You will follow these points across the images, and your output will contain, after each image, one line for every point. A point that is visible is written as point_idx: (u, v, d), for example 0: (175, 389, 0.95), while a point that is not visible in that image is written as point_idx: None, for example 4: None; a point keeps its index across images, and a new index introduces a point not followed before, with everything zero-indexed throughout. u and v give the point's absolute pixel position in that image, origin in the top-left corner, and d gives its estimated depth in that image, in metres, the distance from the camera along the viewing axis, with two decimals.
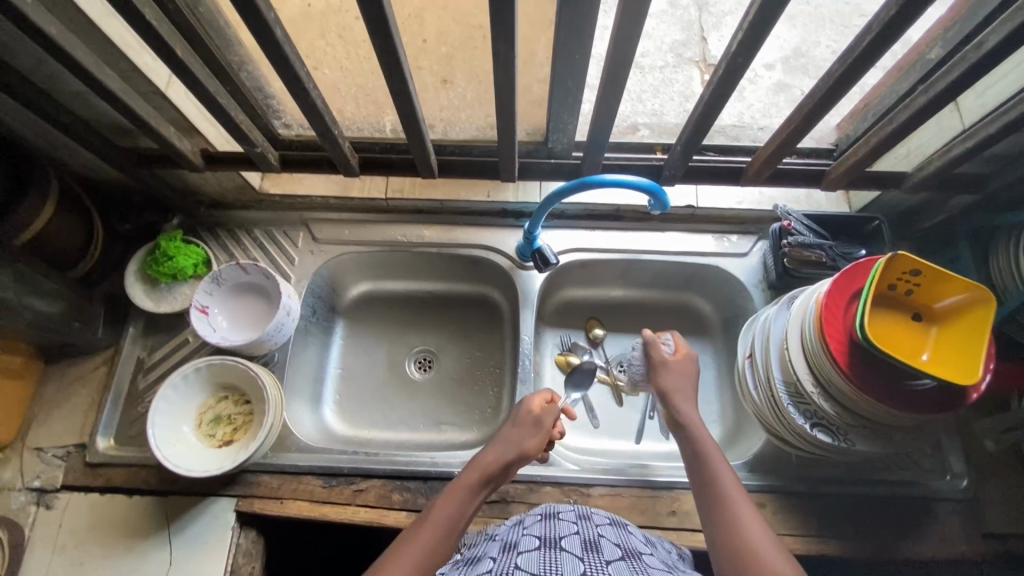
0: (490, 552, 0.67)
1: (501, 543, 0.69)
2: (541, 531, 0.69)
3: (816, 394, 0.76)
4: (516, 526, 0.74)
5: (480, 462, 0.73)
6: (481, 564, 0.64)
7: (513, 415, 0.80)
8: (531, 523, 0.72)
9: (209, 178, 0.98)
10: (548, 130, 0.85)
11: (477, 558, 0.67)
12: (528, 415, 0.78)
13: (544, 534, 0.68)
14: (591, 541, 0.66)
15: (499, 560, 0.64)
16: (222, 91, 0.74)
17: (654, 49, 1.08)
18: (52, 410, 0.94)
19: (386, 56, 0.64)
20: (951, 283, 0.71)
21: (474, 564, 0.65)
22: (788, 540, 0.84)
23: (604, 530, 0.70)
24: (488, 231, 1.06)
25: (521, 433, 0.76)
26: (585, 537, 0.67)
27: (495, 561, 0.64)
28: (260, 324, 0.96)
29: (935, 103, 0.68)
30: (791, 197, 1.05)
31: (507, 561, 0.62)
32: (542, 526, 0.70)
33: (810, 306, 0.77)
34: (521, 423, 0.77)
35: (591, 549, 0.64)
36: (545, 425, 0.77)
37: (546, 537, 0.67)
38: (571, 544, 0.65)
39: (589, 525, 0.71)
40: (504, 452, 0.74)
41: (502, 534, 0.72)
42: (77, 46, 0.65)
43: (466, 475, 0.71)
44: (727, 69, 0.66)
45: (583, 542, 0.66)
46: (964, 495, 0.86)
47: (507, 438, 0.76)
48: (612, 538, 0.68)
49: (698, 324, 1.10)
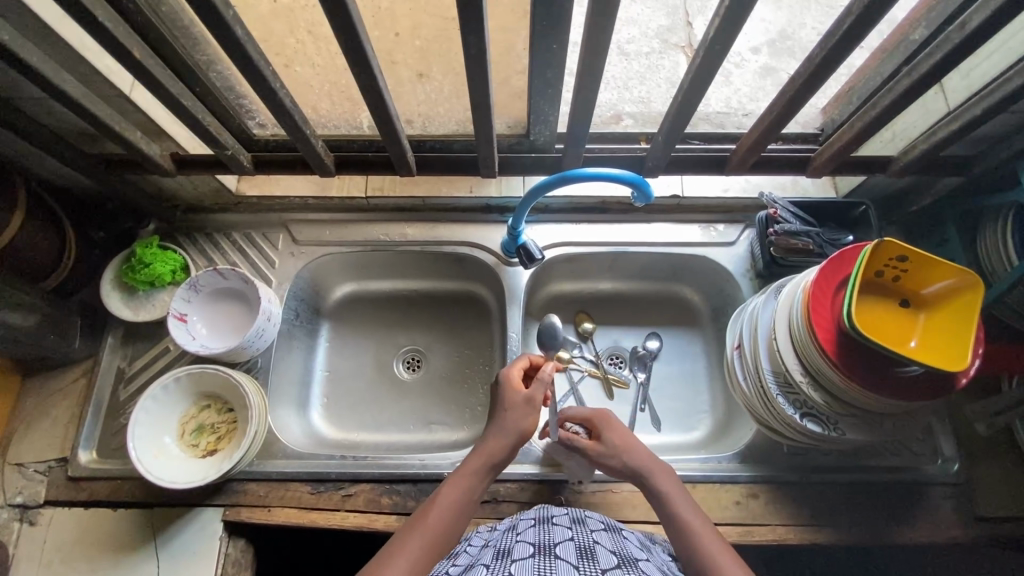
0: (483, 559, 0.67)
1: (495, 549, 0.68)
2: (536, 537, 0.68)
3: (805, 384, 0.75)
4: (507, 530, 0.73)
5: (484, 447, 0.73)
6: (474, 572, 0.64)
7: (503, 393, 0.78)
8: (525, 528, 0.72)
9: (184, 181, 0.95)
10: (529, 123, 0.83)
11: (470, 567, 0.67)
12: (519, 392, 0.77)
13: (539, 540, 0.67)
14: (586, 548, 0.66)
15: (492, 568, 0.63)
16: (188, 92, 0.72)
17: (639, 35, 1.06)
18: (32, 424, 0.92)
19: (353, 52, 0.62)
20: (938, 268, 0.70)
21: (468, 571, 0.65)
22: (781, 530, 0.84)
23: (599, 535, 0.70)
24: (472, 227, 1.04)
25: (518, 414, 0.76)
26: (579, 543, 0.66)
27: (488, 570, 0.63)
28: (241, 329, 0.94)
29: (920, 85, 0.66)
30: (778, 183, 1.04)
31: (501, 569, 0.62)
32: (537, 531, 0.69)
33: (797, 295, 0.76)
34: (516, 404, 0.77)
35: (586, 556, 0.64)
36: (535, 399, 0.77)
37: (541, 544, 0.66)
38: (565, 552, 0.64)
39: (583, 530, 0.70)
40: (503, 434, 0.74)
41: (495, 541, 0.72)
42: (32, 52, 0.62)
43: (472, 460, 0.73)
44: (706, 56, 0.64)
45: (578, 548, 0.65)
46: (956, 479, 0.86)
47: (506, 419, 0.75)
48: (607, 544, 0.68)
49: (687, 315, 1.09)
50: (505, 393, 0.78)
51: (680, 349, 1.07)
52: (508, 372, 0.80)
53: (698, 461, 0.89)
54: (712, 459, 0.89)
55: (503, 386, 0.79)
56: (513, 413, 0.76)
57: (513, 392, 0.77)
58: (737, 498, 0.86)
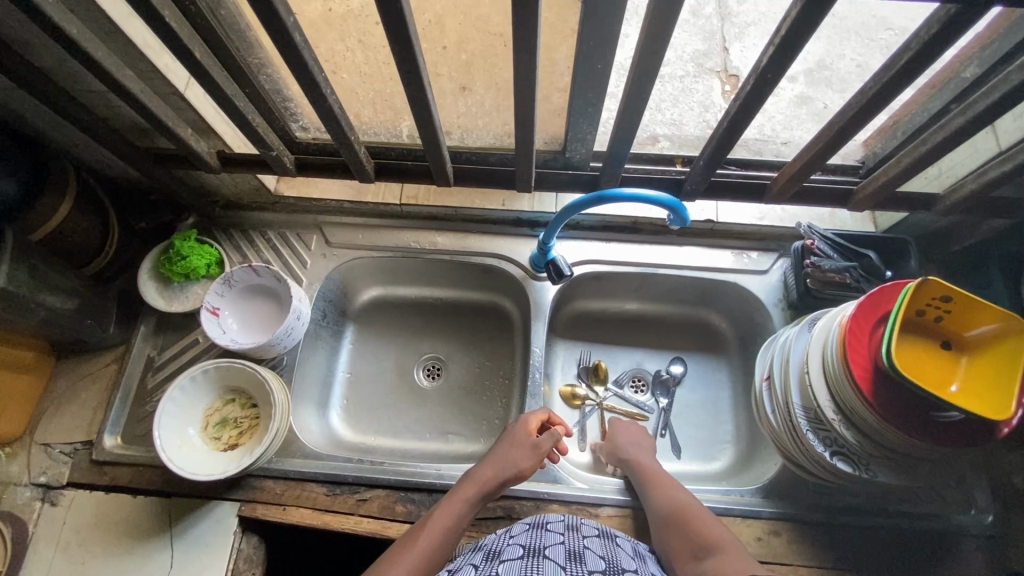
0: (472, 560, 0.67)
1: (486, 551, 0.68)
2: (527, 540, 0.68)
3: (837, 421, 0.73)
4: (502, 534, 0.72)
5: (479, 475, 0.76)
6: (463, 571, 0.64)
7: (512, 431, 0.82)
8: (519, 531, 0.71)
9: (225, 179, 0.97)
10: (566, 140, 0.83)
11: (457, 567, 0.67)
12: (528, 436, 0.81)
13: (529, 543, 0.67)
14: (576, 552, 0.65)
15: (481, 568, 0.63)
16: (241, 93, 0.74)
17: (675, 58, 1.06)
18: (61, 406, 0.94)
19: (405, 62, 0.63)
20: (983, 311, 0.68)
21: (457, 570, 0.65)
22: (803, 571, 0.81)
23: (590, 541, 0.69)
24: (502, 239, 1.04)
25: (521, 453, 0.78)
26: (569, 547, 0.66)
27: (476, 570, 0.63)
28: (270, 326, 0.95)
29: (974, 124, 0.65)
30: (815, 214, 1.02)
31: (488, 570, 0.62)
32: (530, 535, 0.69)
33: (833, 329, 0.74)
34: (520, 442, 0.80)
35: (574, 559, 0.63)
36: (541, 449, 0.80)
37: (531, 546, 0.66)
38: (554, 554, 0.64)
39: (576, 535, 0.69)
40: (501, 466, 0.77)
41: (488, 543, 0.71)
42: (98, 47, 0.65)
43: (467, 487, 0.75)
44: (755, 85, 0.64)
45: (568, 551, 0.65)
46: (990, 531, 0.82)
47: (507, 453, 0.78)
48: (598, 550, 0.67)
49: (713, 341, 1.08)
50: (512, 431, 0.82)
51: (705, 376, 1.06)
52: (523, 417, 0.85)
53: (718, 493, 0.86)
54: (733, 491, 0.87)
55: (513, 427, 0.83)
56: (515, 449, 0.79)
57: (521, 432, 0.81)
58: (758, 534, 0.83)
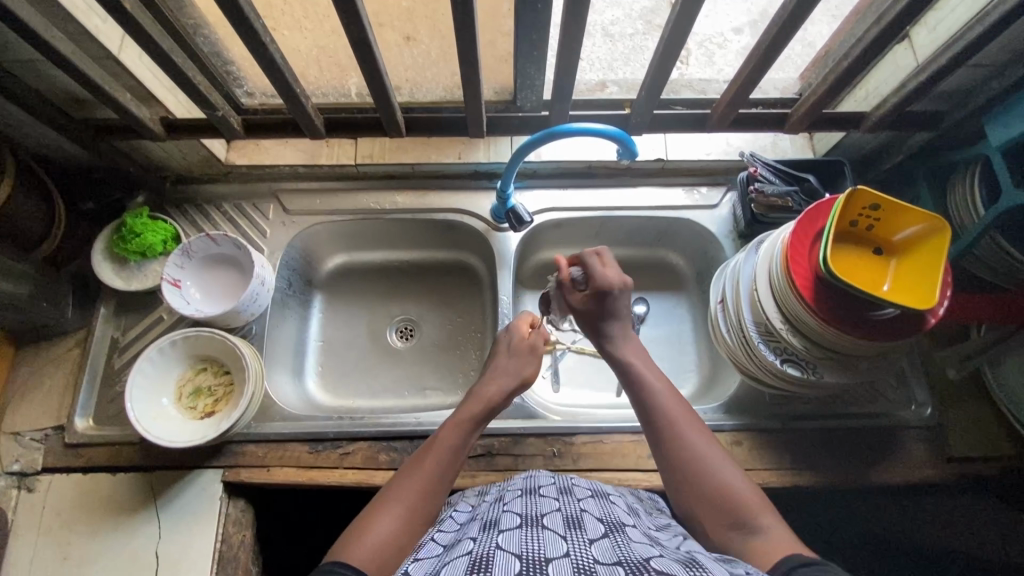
0: (468, 533, 0.60)
1: (481, 522, 0.62)
2: (522, 509, 0.63)
3: (785, 331, 0.78)
4: (495, 503, 0.69)
5: (480, 393, 0.75)
6: (459, 545, 0.56)
7: (506, 343, 0.85)
8: (512, 499, 0.68)
9: (172, 150, 0.95)
10: (516, 88, 0.85)
11: (455, 540, 0.60)
12: (523, 342, 0.84)
13: (525, 512, 0.62)
14: (574, 518, 0.61)
15: (478, 539, 0.56)
16: (178, 51, 0.73)
17: (624, 15, 0.99)
18: (26, 394, 0.92)
19: (342, 3, 0.63)
20: (906, 215, 0.74)
21: (452, 546, 0.57)
22: (765, 474, 0.87)
23: (586, 505, 0.65)
24: (461, 194, 1.06)
25: (519, 362, 0.81)
26: (567, 514, 0.61)
27: (475, 541, 0.56)
28: (235, 295, 0.95)
29: (888, 35, 0.69)
30: (759, 144, 1.06)
31: (488, 539, 0.55)
32: (523, 503, 0.65)
33: (776, 248, 0.79)
34: (519, 351, 0.82)
35: (573, 526, 0.58)
36: (538, 349, 0.83)
37: (528, 516, 0.61)
38: (553, 522, 0.59)
39: (570, 500, 0.66)
40: (504, 380, 0.78)
41: (481, 514, 0.66)
42: (22, 7, 0.62)
43: (469, 404, 0.74)
44: (685, 7, 0.66)
45: (565, 518, 0.60)
46: (928, 422, 0.90)
47: (506, 367, 0.80)
48: (595, 513, 0.63)
49: (672, 279, 1.12)
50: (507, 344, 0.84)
51: (666, 311, 1.11)
52: (510, 326, 0.87)
53: None
54: (697, 410, 0.92)
55: (504, 339, 0.86)
56: (515, 358, 0.81)
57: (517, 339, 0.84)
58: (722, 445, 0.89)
